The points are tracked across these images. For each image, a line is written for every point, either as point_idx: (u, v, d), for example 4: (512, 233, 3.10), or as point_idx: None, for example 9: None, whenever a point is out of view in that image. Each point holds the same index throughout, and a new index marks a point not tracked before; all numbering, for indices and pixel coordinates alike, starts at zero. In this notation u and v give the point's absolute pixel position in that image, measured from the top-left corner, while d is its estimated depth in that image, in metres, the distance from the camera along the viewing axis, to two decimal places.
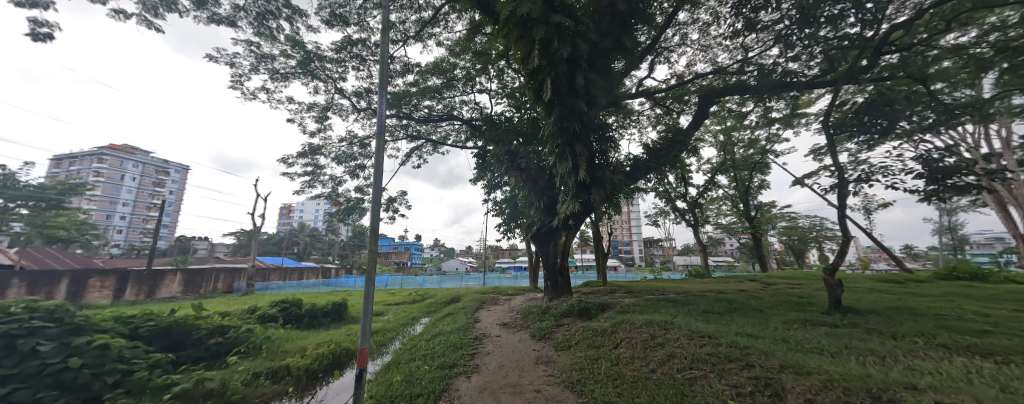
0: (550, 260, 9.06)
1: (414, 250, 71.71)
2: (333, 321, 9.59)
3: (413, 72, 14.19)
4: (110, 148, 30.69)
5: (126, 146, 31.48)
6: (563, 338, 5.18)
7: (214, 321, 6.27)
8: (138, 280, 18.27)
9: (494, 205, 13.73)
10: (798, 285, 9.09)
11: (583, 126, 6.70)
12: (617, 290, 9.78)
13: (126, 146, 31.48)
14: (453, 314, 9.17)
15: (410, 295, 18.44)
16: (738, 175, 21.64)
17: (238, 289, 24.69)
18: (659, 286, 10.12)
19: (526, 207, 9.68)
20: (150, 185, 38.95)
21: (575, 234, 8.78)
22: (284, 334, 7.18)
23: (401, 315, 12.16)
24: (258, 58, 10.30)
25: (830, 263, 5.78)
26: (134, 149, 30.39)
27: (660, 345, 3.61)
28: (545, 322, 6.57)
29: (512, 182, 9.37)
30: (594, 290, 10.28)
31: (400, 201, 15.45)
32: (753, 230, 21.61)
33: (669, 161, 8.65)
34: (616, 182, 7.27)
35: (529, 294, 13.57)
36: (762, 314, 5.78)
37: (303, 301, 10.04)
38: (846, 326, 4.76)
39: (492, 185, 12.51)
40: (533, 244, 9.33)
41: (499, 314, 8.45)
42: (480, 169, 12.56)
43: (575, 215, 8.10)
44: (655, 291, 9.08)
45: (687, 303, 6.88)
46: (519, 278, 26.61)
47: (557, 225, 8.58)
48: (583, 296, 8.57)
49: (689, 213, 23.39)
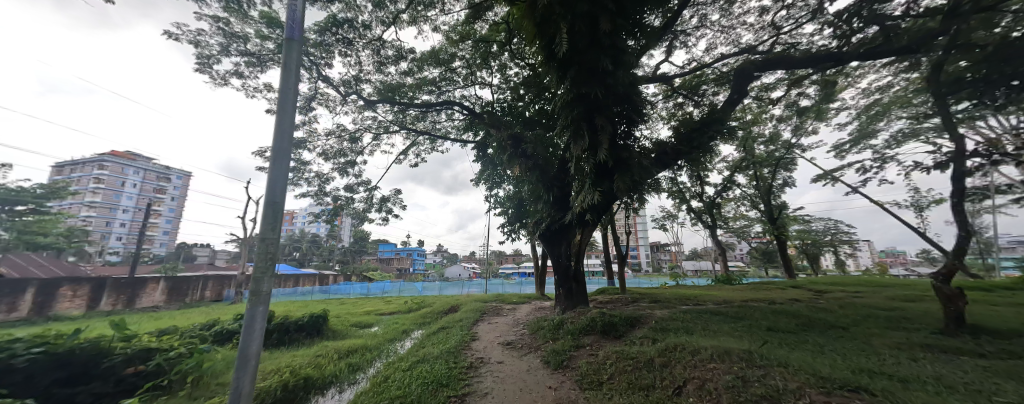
0: (563, 263, 7.64)
1: (416, 255, 70.52)
2: (309, 337, 8.20)
3: (407, 60, 12.97)
4: (109, 154, 30.07)
5: (126, 153, 30.98)
6: (589, 369, 3.75)
7: (137, 344, 4.93)
8: (116, 290, 17.10)
9: (497, 204, 12.37)
10: (860, 293, 7.59)
11: (607, 94, 5.36)
12: (640, 298, 8.32)
13: (126, 152, 31.00)
14: (447, 329, 7.74)
15: (406, 304, 17.02)
16: (758, 173, 20.17)
17: (227, 298, 23.51)
18: (690, 294, 8.61)
19: (533, 201, 8.33)
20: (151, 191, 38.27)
21: (592, 232, 7.37)
22: (235, 357, 5.82)
23: (392, 327, 10.79)
24: (228, 37, 9.01)
25: (942, 267, 4.33)
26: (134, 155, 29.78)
27: (763, 400, 2.18)
28: (561, 342, 5.12)
29: (515, 172, 8.05)
30: (612, 298, 8.85)
31: (394, 201, 14.13)
32: (775, 233, 20.07)
33: (706, 145, 7.14)
34: (645, 166, 5.92)
35: (535, 303, 12.12)
36: (855, 335, 4.31)
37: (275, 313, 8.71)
38: (1000, 357, 3.31)
39: (494, 180, 11.18)
40: (542, 245, 7.94)
41: (501, 329, 7.03)
42: (481, 164, 11.21)
43: (592, 208, 6.75)
44: (687, 300, 7.66)
45: (740, 318, 5.43)
46: (524, 284, 25.13)
47: (570, 220, 7.20)
48: (603, 306, 7.12)
49: (704, 215, 21.92)
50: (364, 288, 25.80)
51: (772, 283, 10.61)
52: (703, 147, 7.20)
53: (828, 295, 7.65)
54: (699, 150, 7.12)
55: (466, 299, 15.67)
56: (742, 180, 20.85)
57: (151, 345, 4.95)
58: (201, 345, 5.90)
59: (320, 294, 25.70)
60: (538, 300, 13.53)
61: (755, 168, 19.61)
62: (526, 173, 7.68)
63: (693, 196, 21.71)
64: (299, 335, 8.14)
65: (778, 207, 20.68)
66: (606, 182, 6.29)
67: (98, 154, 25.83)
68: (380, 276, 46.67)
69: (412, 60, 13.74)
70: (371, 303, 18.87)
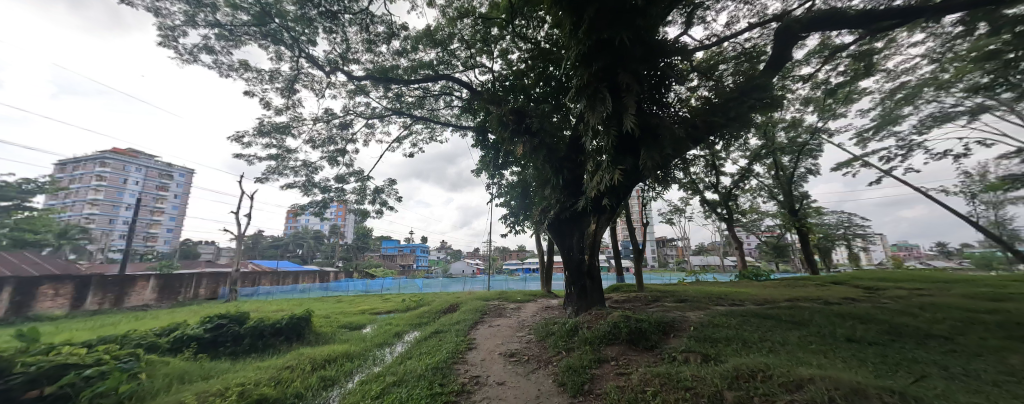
0: (574, 258, 6.52)
1: (420, 252, 69.97)
2: (285, 344, 7.23)
3: (399, 38, 11.88)
4: (113, 152, 30.10)
5: (129, 151, 30.88)
6: (625, 398, 2.74)
7: (48, 359, 3.97)
8: (101, 288, 16.39)
9: (499, 193, 11.35)
10: (926, 291, 6.43)
11: (635, 43, 4.25)
12: (662, 298, 7.29)
13: (130, 150, 30.93)
14: (441, 333, 6.71)
15: (404, 302, 16.10)
16: (777, 162, 18.91)
17: (223, 296, 22.84)
18: (719, 292, 7.53)
19: (539, 187, 7.27)
20: (154, 190, 38.34)
21: (609, 220, 6.29)
22: (182, 373, 4.84)
23: (384, 329, 9.81)
24: (194, 5, 7.99)
25: None
26: (135, 152, 29.54)
27: None
28: (579, 354, 4.09)
29: (517, 153, 6.98)
30: (628, 298, 7.78)
31: (389, 192, 13.16)
32: (796, 225, 18.79)
33: (743, 117, 5.98)
34: (678, 139, 4.80)
35: (542, 301, 11.11)
36: (973, 351, 3.23)
37: (251, 315, 7.77)
38: None
39: (496, 167, 10.13)
40: (550, 237, 6.90)
41: (504, 334, 6.02)
42: (479, 149, 10.17)
43: (610, 192, 5.68)
44: (718, 299, 6.60)
45: (800, 324, 4.35)
46: (529, 280, 24.16)
47: (583, 206, 6.14)
48: (623, 308, 6.03)
49: (719, 208, 20.65)
50: (364, 285, 25.05)
51: (807, 279, 9.48)
52: (740, 121, 6.05)
53: (884, 293, 6.53)
54: (735, 123, 5.97)
55: (467, 297, 14.68)
56: (760, 170, 19.57)
57: (68, 360, 3.98)
58: (145, 357, 4.95)
59: (318, 291, 24.90)
60: (544, 299, 12.50)
61: (775, 156, 18.33)
62: (530, 153, 6.61)
63: (707, 187, 20.49)
64: (274, 341, 7.20)
65: (799, 199, 19.40)
66: (628, 159, 5.20)
67: (100, 152, 25.42)
68: (382, 272, 46.11)
69: (406, 40, 12.65)
70: (367, 301, 17.96)
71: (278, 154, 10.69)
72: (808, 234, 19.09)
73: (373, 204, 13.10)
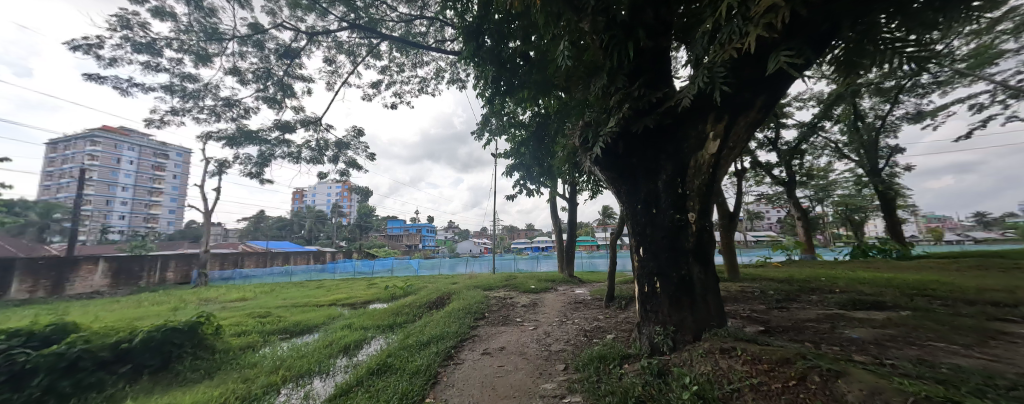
0: (658, 221, 2.94)
1: (426, 231, 67.53)
2: (121, 386, 4.04)
3: None
4: (99, 130, 28.65)
5: (121, 129, 29.85)
6: None
7: None
8: (34, 274, 13.78)
9: (508, 136, 7.71)
10: None
11: None
12: (808, 298, 3.96)
13: (120, 128, 29.84)
14: (385, 374, 3.39)
15: (389, 289, 13.03)
16: (858, 109, 14.76)
17: (195, 280, 20.30)
18: (907, 285, 4.13)
19: (577, 90, 3.76)
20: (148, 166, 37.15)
21: (753, 129, 2.64)
22: None
23: (337, 335, 6.70)
24: None
25: None
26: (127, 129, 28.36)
27: None
28: None
29: (534, 16, 3.46)
30: (731, 296, 4.42)
31: (354, 143, 9.70)
32: (880, 189, 14.89)
33: None
34: None
35: (569, 293, 7.79)
36: None
37: (83, 329, 4.59)
38: None
39: (496, 93, 6.40)
40: (602, 179, 3.38)
41: (512, 392, 2.68)
42: (471, 65, 6.38)
43: (791, 37, 2.10)
44: (968, 305, 3.15)
45: None
46: (540, 259, 21.03)
47: (695, 96, 2.54)
48: (791, 339, 2.53)
49: (778, 172, 16.58)
50: (353, 266, 22.27)
51: (1003, 258, 5.91)
52: None
53: None
54: None
55: (465, 283, 11.53)
56: (832, 123, 15.41)
57: None
58: None
59: (304, 275, 22.19)
60: (568, 287, 9.19)
61: (856, 100, 14.20)
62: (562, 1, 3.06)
63: (761, 145, 16.50)
64: (104, 377, 4.05)
65: (882, 157, 15.37)
66: None
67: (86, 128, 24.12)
68: (384, 251, 43.83)
69: None
70: (349, 287, 15.05)
71: (177, 85, 7.38)
72: (892, 200, 15.28)
73: (335, 163, 9.66)
